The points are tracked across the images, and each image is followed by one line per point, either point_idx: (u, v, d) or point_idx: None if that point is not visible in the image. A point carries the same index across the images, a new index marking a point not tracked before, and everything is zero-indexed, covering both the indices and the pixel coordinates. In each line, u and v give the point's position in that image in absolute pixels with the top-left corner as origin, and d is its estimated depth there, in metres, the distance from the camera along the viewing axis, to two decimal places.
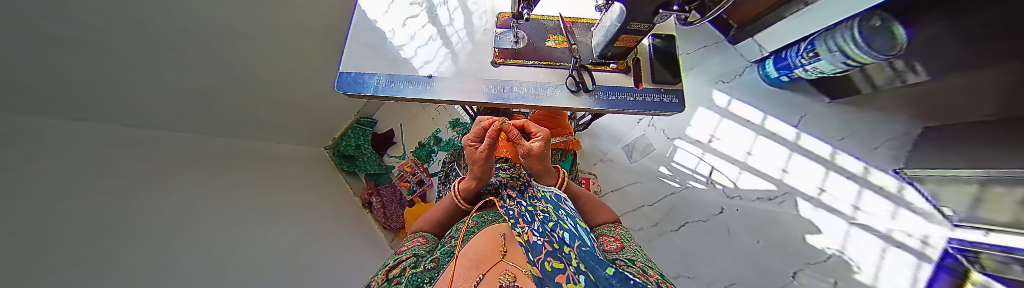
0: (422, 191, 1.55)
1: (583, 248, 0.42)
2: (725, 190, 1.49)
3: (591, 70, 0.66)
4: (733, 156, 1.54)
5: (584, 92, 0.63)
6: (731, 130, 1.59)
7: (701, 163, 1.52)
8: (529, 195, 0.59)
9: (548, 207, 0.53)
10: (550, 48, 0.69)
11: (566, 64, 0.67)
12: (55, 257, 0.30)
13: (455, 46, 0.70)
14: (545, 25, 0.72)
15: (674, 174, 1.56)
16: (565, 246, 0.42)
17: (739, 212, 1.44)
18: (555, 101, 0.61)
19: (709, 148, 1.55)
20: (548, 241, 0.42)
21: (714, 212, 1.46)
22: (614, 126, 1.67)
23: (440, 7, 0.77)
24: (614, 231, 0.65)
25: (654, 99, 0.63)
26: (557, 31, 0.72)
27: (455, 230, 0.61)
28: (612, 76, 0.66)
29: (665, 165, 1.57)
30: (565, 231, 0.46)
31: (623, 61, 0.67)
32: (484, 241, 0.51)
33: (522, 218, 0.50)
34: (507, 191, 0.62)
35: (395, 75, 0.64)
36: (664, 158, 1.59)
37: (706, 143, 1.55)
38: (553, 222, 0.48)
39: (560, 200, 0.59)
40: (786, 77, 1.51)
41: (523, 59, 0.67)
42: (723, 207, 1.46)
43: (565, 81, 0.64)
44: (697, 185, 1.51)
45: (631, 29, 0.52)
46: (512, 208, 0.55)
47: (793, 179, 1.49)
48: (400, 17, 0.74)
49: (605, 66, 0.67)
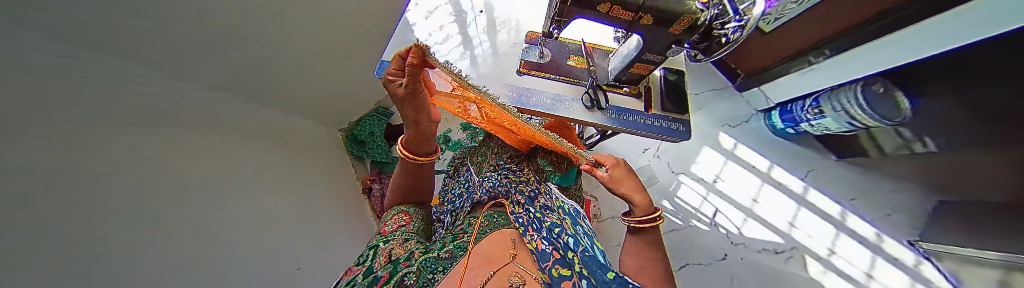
0: None
1: (584, 254, 0.47)
2: (730, 235, 1.44)
3: (606, 91, 0.72)
4: (738, 201, 1.52)
5: (597, 109, 0.70)
6: (737, 174, 1.59)
7: (705, 203, 1.52)
8: (541, 205, 0.62)
9: (556, 218, 0.57)
10: (571, 66, 0.75)
11: (583, 82, 0.73)
12: (89, 182, 0.32)
13: (482, 55, 0.79)
14: (569, 47, 0.78)
15: (676, 210, 1.52)
16: (569, 252, 0.46)
17: (743, 261, 1.38)
18: (571, 113, 0.69)
19: (714, 189, 1.56)
20: (556, 248, 0.46)
21: (717, 257, 1.39)
22: (620, 152, 1.68)
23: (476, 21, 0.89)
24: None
25: (663, 124, 0.70)
26: (579, 53, 0.78)
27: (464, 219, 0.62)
28: (624, 99, 0.73)
29: (668, 199, 1.55)
30: (570, 238, 0.51)
31: (635, 87, 0.74)
32: (493, 239, 0.49)
33: (532, 225, 0.52)
34: (516, 196, 0.63)
35: None
36: (668, 192, 1.57)
37: (711, 182, 1.57)
38: (558, 230, 0.52)
39: (576, 214, 0.67)
40: (791, 129, 1.54)
41: (546, 72, 0.74)
42: (726, 254, 1.40)
43: (582, 97, 0.71)
44: (699, 224, 1.48)
45: (647, 59, 0.63)
46: (520, 214, 0.56)
47: (801, 234, 1.43)
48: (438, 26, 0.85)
49: (617, 88, 0.74)
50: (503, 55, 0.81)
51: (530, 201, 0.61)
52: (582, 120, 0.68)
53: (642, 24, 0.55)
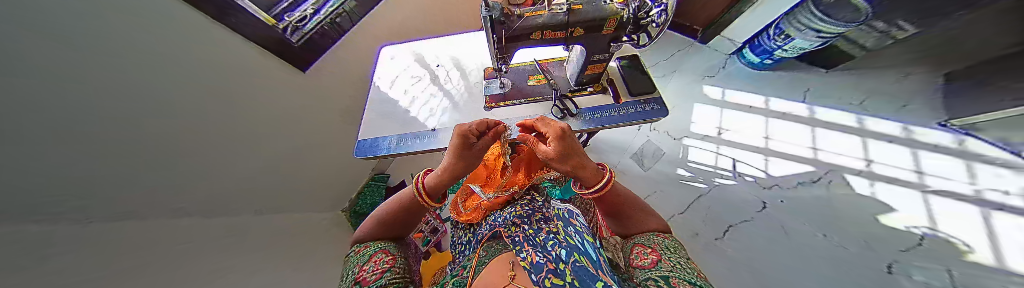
0: (436, 240, 1.28)
1: (577, 264, 0.43)
2: (759, 181, 1.42)
3: (573, 98, 0.76)
4: (754, 145, 1.51)
5: (570, 116, 0.72)
6: (735, 118, 1.60)
7: (720, 158, 1.53)
8: (539, 218, 0.59)
9: (556, 227, 0.55)
10: (532, 86, 0.81)
11: (548, 96, 0.78)
12: None
13: (452, 99, 0.89)
14: (525, 69, 0.85)
15: (695, 175, 1.54)
16: (559, 262, 0.44)
17: (785, 205, 1.30)
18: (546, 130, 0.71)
19: (723, 141, 1.57)
20: (549, 260, 0.45)
21: (757, 209, 1.34)
22: (617, 138, 1.74)
23: (440, 69, 0.99)
24: (655, 241, 0.59)
25: (637, 109, 0.72)
26: (536, 71, 0.85)
27: (466, 258, 0.59)
28: (591, 98, 0.76)
29: (682, 167, 1.57)
30: (563, 248, 0.47)
31: (598, 84, 0.77)
32: (494, 266, 0.50)
33: (527, 242, 0.51)
34: (513, 220, 0.59)
35: (403, 134, 0.80)
36: (680, 159, 1.60)
37: (717, 136, 1.58)
38: (553, 240, 0.50)
39: (571, 216, 0.62)
40: (769, 60, 1.53)
41: (512, 100, 0.79)
42: (764, 202, 1.35)
43: (551, 110, 0.74)
44: (725, 181, 1.47)
45: (596, 60, 0.65)
46: (517, 235, 0.54)
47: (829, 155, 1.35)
48: (403, 90, 0.93)
49: (583, 91, 0.78)
50: (468, 96, 0.87)
51: (526, 212, 0.61)
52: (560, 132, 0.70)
53: (575, 36, 0.58)
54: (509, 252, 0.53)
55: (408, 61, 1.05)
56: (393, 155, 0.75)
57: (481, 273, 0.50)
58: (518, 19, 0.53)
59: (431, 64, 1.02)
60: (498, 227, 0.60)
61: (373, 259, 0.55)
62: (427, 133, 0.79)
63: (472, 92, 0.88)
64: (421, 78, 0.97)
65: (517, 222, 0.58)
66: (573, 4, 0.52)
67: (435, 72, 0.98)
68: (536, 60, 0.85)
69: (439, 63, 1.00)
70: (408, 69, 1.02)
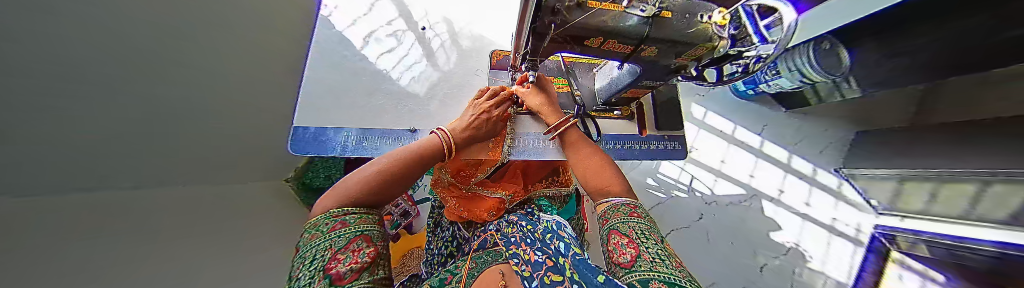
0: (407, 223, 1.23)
1: (578, 257, 0.37)
2: (704, 197, 1.66)
3: (596, 118, 0.73)
4: (711, 165, 1.71)
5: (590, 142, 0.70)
6: (707, 140, 1.75)
7: (683, 173, 1.72)
8: (542, 229, 0.49)
9: (548, 224, 0.51)
10: None
11: (568, 111, 0.72)
12: None
13: (437, 79, 0.84)
14: (548, 66, 0.75)
15: (660, 185, 1.71)
16: (559, 256, 0.38)
17: (717, 217, 1.59)
18: (557, 154, 0.68)
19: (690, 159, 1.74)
20: (548, 257, 0.39)
21: (695, 219, 1.61)
22: None
23: (434, 39, 0.91)
24: (630, 224, 0.32)
25: (662, 146, 0.77)
26: (557, 73, 0.75)
27: (455, 268, 0.48)
28: (617, 123, 0.76)
29: (652, 177, 1.73)
30: (561, 243, 0.43)
31: (627, 108, 0.77)
32: (482, 279, 0.40)
33: (524, 241, 0.46)
34: (512, 216, 0.57)
35: (366, 130, 0.69)
36: (652, 170, 1.75)
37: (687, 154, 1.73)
38: (552, 235, 0.46)
39: (562, 227, 0.50)
40: (752, 90, 1.64)
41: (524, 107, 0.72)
42: (702, 213, 1.62)
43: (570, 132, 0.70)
44: (679, 194, 1.68)
45: (642, 85, 0.55)
46: (513, 235, 0.49)
47: (759, 182, 1.63)
48: (376, 53, 0.81)
49: (609, 113, 0.76)
50: (442, 77, 0.84)
51: (522, 219, 0.54)
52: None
53: (640, 56, 0.40)
54: (503, 261, 0.44)
55: (392, 17, 0.90)
56: (350, 156, 0.65)
57: (471, 283, 0.40)
58: (577, 11, 0.28)
59: (424, 31, 0.91)
60: (491, 233, 0.54)
61: (350, 245, 0.29)
62: (401, 135, 0.70)
63: (452, 80, 0.84)
64: (402, 45, 0.86)
65: (513, 222, 0.53)
66: (664, 11, 0.31)
67: (419, 44, 0.88)
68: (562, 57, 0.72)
69: (428, 33, 0.91)
70: (388, 23, 0.88)
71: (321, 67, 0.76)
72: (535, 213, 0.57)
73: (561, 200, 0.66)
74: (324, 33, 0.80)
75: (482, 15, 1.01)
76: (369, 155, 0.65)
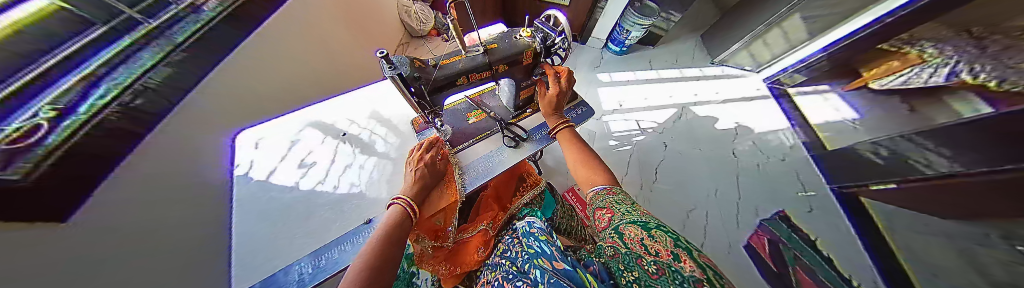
0: None
1: (551, 278, 0.34)
2: (655, 130, 1.77)
3: (516, 123, 0.86)
4: (641, 104, 1.93)
5: (522, 141, 0.79)
6: (625, 90, 2.03)
7: (628, 122, 1.83)
8: (521, 250, 0.49)
9: (524, 247, 0.49)
10: (475, 122, 0.85)
11: (493, 130, 0.83)
12: None
13: (387, 167, 0.93)
14: (458, 109, 0.88)
15: (620, 142, 1.74)
16: (539, 282, 0.35)
17: (675, 138, 1.72)
18: (504, 163, 0.73)
19: (626, 110, 1.90)
20: (531, 285, 0.36)
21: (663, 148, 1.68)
22: None
23: (366, 137, 1.02)
24: (609, 200, 0.49)
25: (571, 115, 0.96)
26: (471, 108, 0.89)
27: None
28: (534, 116, 0.90)
29: (612, 138, 1.76)
30: (537, 266, 0.40)
31: (534, 104, 0.93)
32: None
33: (506, 278, 0.42)
34: (498, 250, 0.56)
35: (318, 254, 0.67)
36: (609, 133, 1.79)
37: (619, 108, 1.91)
38: (533, 259, 0.43)
39: (542, 228, 0.53)
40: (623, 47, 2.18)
41: (459, 145, 0.78)
42: (665, 142, 1.71)
43: (503, 142, 0.79)
44: (638, 137, 1.75)
45: (523, 86, 0.81)
46: (496, 277, 0.45)
47: (678, 97, 1.92)
48: (312, 183, 0.85)
49: (524, 114, 0.90)
50: (393, 164, 0.94)
51: (507, 253, 0.51)
52: (521, 158, 0.76)
53: (501, 72, 0.70)
54: None
55: (317, 139, 0.98)
56: (311, 285, 0.60)
57: None
58: (434, 70, 0.59)
59: (354, 135, 1.02)
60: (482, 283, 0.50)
61: None
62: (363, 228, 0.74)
63: (400, 163, 0.96)
64: (334, 156, 0.94)
65: (495, 265, 0.50)
66: (487, 46, 0.65)
67: (347, 145, 0.98)
68: (467, 97, 0.91)
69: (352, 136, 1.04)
70: (317, 146, 0.96)
71: (249, 224, 0.74)
72: (515, 230, 0.59)
73: (537, 200, 0.73)
74: (246, 186, 0.82)
75: (394, 99, 1.18)
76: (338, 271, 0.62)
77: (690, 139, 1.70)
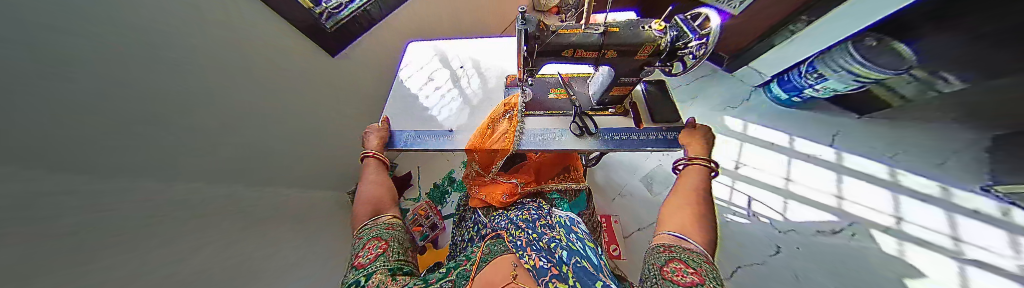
0: (434, 235, 1.48)
1: (577, 265, 0.44)
2: (776, 224, 1.39)
3: (592, 116, 0.83)
4: (772, 184, 1.53)
5: (588, 134, 0.77)
6: (756, 155, 1.67)
7: (734, 193, 1.59)
8: (543, 224, 0.59)
9: (559, 233, 0.54)
10: (553, 99, 0.87)
11: (567, 112, 0.84)
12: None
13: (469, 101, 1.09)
14: (547, 81, 0.92)
15: None
16: (562, 264, 0.44)
17: (803, 251, 1.23)
18: (562, 144, 0.75)
19: (739, 175, 1.65)
20: (554, 265, 0.43)
21: (770, 253, 1.30)
22: (627, 158, 1.68)
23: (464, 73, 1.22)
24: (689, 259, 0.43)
25: (659, 135, 0.79)
26: (557, 85, 0.91)
27: (469, 254, 0.54)
28: (614, 118, 0.84)
29: None
30: (564, 250, 0.48)
31: (621, 105, 0.86)
32: (494, 264, 0.46)
33: (530, 245, 0.49)
34: (521, 217, 0.62)
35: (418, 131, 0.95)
36: None
37: (733, 170, 1.67)
38: (555, 245, 0.50)
39: (572, 224, 0.61)
40: (797, 98, 1.63)
41: (531, 110, 0.84)
42: (778, 246, 1.30)
43: (570, 127, 0.79)
44: (737, 218, 1.50)
45: (622, 82, 0.73)
46: (520, 237, 0.53)
47: (852, 207, 1.25)
48: (418, 91, 1.15)
49: (604, 111, 0.86)
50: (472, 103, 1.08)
51: (532, 225, 0.58)
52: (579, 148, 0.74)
53: (607, 58, 0.66)
54: (511, 251, 0.49)
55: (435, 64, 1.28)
56: (406, 148, 0.90)
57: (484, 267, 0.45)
58: (550, 35, 0.63)
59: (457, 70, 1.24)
60: (501, 229, 0.59)
61: (368, 244, 0.58)
62: (444, 133, 0.95)
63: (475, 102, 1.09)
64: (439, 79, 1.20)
65: (521, 225, 0.58)
66: (609, 28, 0.61)
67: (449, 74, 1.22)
68: (559, 74, 0.93)
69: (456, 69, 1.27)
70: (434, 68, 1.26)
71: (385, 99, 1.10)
72: (543, 207, 0.67)
73: (571, 193, 0.76)
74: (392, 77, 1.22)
75: (498, 54, 1.32)
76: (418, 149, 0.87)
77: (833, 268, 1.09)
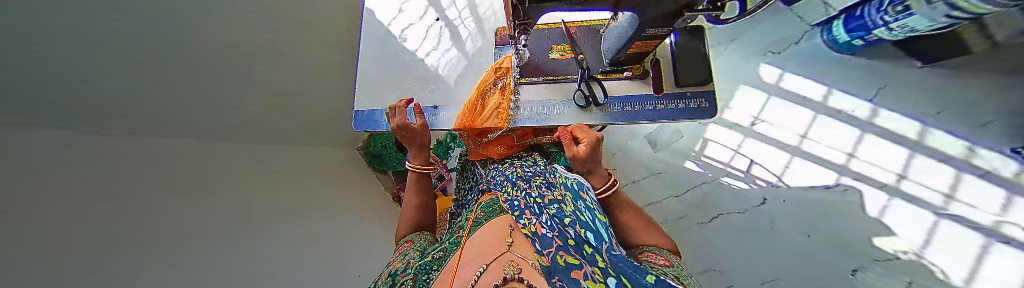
0: (443, 185, 1.64)
1: (613, 255, 0.37)
2: (770, 184, 1.40)
3: (601, 80, 0.88)
4: (784, 141, 1.44)
5: (595, 105, 0.86)
6: (781, 109, 1.51)
7: (736, 156, 1.54)
8: (539, 184, 0.60)
9: (565, 198, 0.53)
10: (556, 58, 0.92)
11: (572, 76, 0.90)
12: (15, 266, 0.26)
13: (468, 56, 1.11)
14: (548, 36, 0.96)
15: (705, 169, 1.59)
16: (587, 246, 0.37)
17: (788, 203, 1.32)
18: (564, 117, 0.87)
19: (750, 132, 1.55)
20: (559, 237, 0.38)
21: (754, 203, 1.40)
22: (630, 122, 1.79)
23: (461, 27, 1.20)
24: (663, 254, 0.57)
25: (678, 105, 0.86)
26: (562, 41, 0.94)
27: (464, 222, 0.58)
28: (624, 83, 0.88)
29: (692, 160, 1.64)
30: (587, 232, 0.42)
31: (641, 66, 0.86)
32: (493, 227, 0.48)
33: (533, 211, 0.47)
34: (522, 184, 0.62)
35: (402, 108, 0.98)
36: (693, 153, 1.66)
37: (748, 126, 1.56)
38: (570, 219, 0.45)
39: (582, 189, 0.60)
40: (861, 41, 1.31)
41: (528, 77, 0.91)
42: (765, 198, 1.38)
43: (572, 97, 0.88)
44: (737, 182, 1.48)
45: (648, 34, 0.64)
46: (519, 199, 0.53)
47: (863, 165, 1.20)
48: (409, 46, 1.09)
49: (617, 74, 0.88)
50: (468, 62, 1.08)
51: (535, 193, 0.56)
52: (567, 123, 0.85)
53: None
54: (507, 216, 0.51)
55: (421, 12, 1.17)
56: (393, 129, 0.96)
57: (480, 231, 0.48)
58: None
59: (451, 20, 1.20)
60: (498, 194, 0.63)
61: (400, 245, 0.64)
62: (429, 111, 0.97)
63: (472, 60, 1.10)
64: (432, 31, 1.13)
65: (520, 188, 0.58)
66: None
67: (440, 25, 1.15)
68: (563, 24, 0.94)
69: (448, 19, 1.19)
70: (424, 18, 1.16)
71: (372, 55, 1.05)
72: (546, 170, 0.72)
73: None
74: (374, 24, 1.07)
75: None
76: (407, 126, 0.95)
77: (808, 217, 1.24)
